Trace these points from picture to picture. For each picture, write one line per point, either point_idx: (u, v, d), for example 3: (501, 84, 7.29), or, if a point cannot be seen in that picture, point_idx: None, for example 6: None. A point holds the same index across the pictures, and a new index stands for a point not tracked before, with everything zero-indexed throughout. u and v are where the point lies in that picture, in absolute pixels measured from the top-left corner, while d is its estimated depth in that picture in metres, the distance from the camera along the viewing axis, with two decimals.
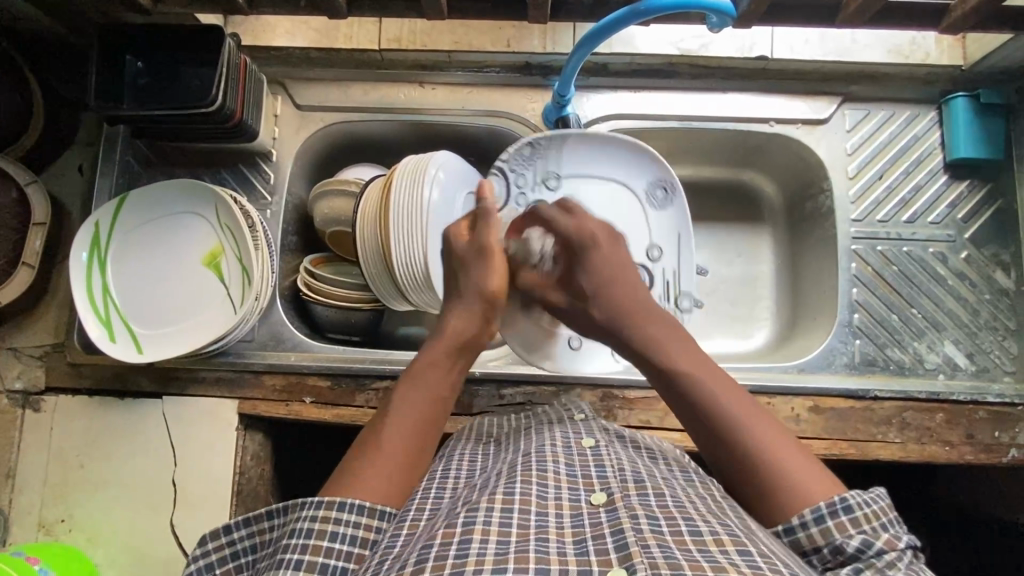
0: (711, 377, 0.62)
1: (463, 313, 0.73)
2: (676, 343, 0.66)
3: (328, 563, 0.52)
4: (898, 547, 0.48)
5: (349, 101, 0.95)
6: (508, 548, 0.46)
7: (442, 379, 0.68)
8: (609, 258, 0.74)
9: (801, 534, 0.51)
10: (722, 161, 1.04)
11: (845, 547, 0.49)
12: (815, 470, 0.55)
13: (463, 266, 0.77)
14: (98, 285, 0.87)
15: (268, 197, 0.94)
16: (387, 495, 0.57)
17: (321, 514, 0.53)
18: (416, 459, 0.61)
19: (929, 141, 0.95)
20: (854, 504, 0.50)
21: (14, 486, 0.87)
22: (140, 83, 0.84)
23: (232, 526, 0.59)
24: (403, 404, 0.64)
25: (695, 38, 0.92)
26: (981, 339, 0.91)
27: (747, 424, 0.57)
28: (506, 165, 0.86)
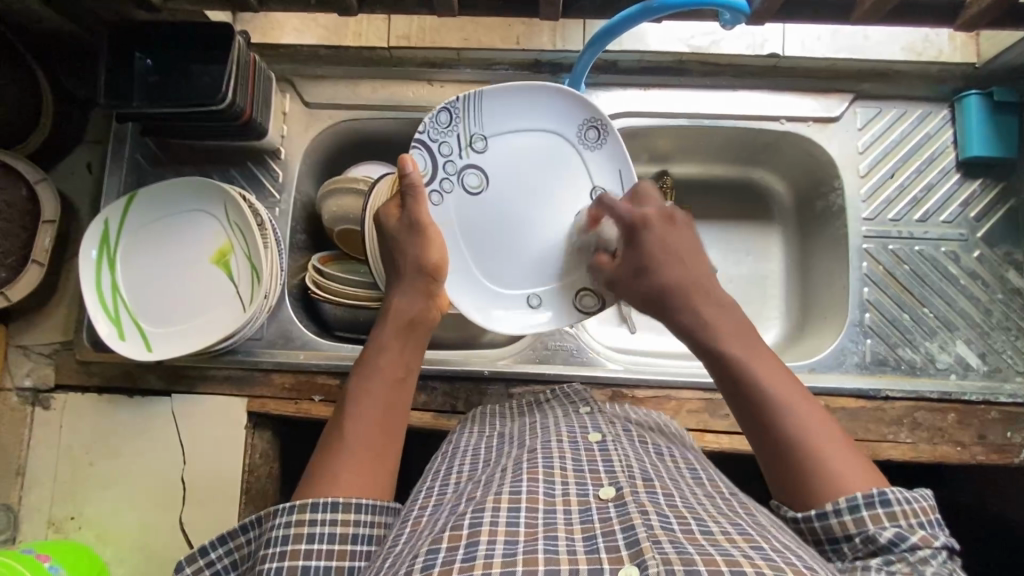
0: (761, 361, 0.63)
1: (410, 293, 0.72)
2: (726, 318, 0.67)
3: (310, 564, 0.54)
4: (933, 546, 0.51)
5: (357, 98, 0.94)
6: (516, 548, 0.46)
7: (396, 361, 0.68)
8: (665, 246, 0.72)
9: (834, 520, 0.53)
10: (731, 159, 1.03)
11: (878, 538, 0.51)
12: (852, 458, 0.57)
13: (397, 246, 0.74)
14: (107, 283, 0.87)
15: (277, 195, 0.94)
16: (365, 489, 0.59)
17: (296, 518, 0.55)
18: (386, 445, 0.62)
19: (941, 140, 0.94)
20: (892, 499, 0.53)
21: (24, 483, 0.87)
22: (150, 80, 0.84)
23: (207, 547, 0.59)
24: (361, 398, 0.65)
25: (705, 35, 0.92)
26: (994, 339, 0.90)
27: (788, 405, 0.59)
28: (425, 136, 0.78)
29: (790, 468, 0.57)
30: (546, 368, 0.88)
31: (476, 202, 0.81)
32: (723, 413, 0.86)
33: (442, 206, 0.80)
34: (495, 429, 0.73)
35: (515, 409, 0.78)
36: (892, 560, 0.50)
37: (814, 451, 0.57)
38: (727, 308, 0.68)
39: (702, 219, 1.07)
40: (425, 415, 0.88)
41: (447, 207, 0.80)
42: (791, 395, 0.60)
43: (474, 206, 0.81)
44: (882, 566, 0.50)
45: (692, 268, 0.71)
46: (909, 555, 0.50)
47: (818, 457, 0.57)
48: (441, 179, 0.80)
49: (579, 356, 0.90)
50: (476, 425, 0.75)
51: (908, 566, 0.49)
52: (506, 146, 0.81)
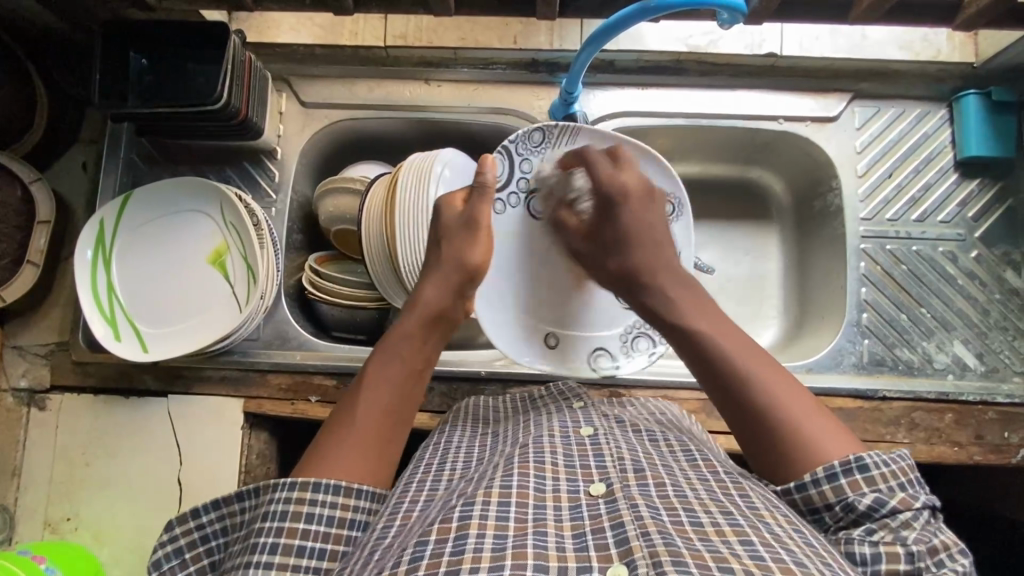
0: (727, 338, 0.61)
1: (444, 284, 0.70)
2: (692, 295, 0.66)
3: (305, 545, 0.53)
4: (913, 508, 0.50)
5: (354, 98, 0.94)
6: (505, 543, 0.45)
7: (415, 351, 0.66)
8: (637, 220, 0.71)
9: (814, 491, 0.53)
10: (729, 159, 1.03)
11: (857, 505, 0.51)
12: (829, 426, 0.56)
13: (446, 238, 0.72)
14: (103, 283, 0.87)
15: (273, 195, 0.94)
16: (364, 473, 0.57)
17: (296, 497, 0.54)
18: (393, 431, 0.61)
19: (940, 139, 0.94)
20: (870, 464, 0.52)
21: (20, 484, 0.87)
22: (144, 80, 0.84)
23: (199, 510, 0.59)
24: (373, 380, 0.63)
25: (703, 34, 0.93)
26: (992, 339, 0.90)
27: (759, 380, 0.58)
28: (512, 146, 0.77)
29: (768, 442, 0.56)
30: (543, 368, 0.88)
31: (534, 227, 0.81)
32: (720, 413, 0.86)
33: (504, 218, 0.80)
34: (489, 429, 0.72)
35: (509, 406, 0.77)
36: (873, 528, 0.50)
37: (791, 420, 0.56)
38: (691, 285, 0.68)
39: (700, 219, 1.06)
40: (422, 415, 0.87)
41: (507, 220, 0.80)
42: (761, 366, 0.59)
43: (530, 231, 0.81)
44: (864, 537, 0.50)
45: (659, 241, 0.71)
46: (890, 521, 0.50)
47: (797, 427, 0.55)
48: (507, 192, 0.79)
49: None
50: (467, 423, 0.74)
51: (890, 533, 0.49)
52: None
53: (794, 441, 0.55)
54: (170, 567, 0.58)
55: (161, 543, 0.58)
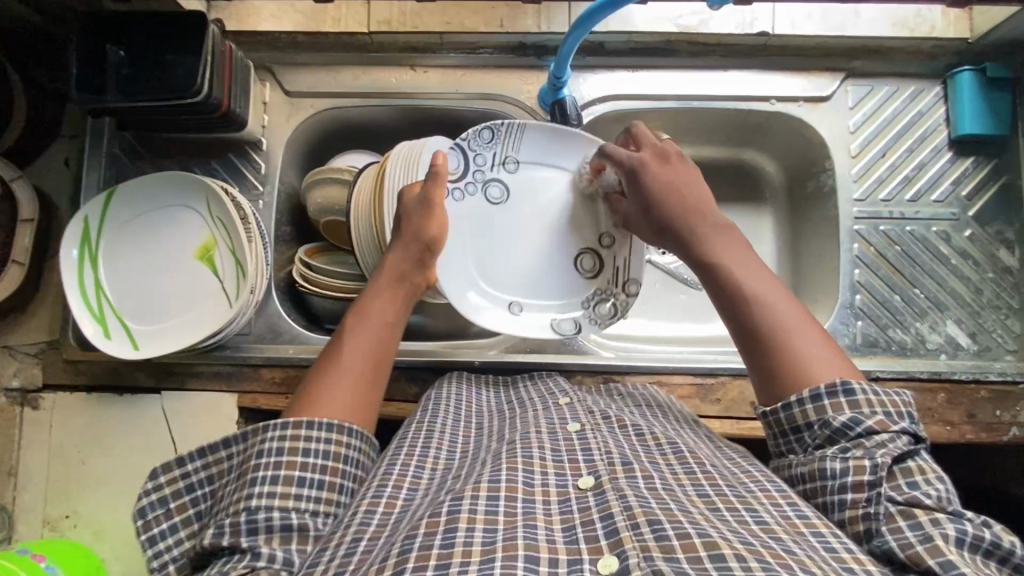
0: (738, 260, 0.63)
1: (409, 250, 0.72)
2: (721, 236, 0.66)
3: (304, 477, 0.54)
4: (890, 430, 0.52)
5: (339, 86, 0.92)
6: (496, 535, 0.45)
7: (391, 308, 0.69)
8: (660, 181, 0.71)
9: (797, 410, 0.55)
10: (721, 142, 1.02)
11: (834, 423, 0.53)
12: (822, 345, 0.58)
13: (402, 218, 0.73)
14: (90, 281, 0.86)
15: (260, 187, 0.93)
16: (354, 414, 0.60)
17: (290, 435, 0.55)
18: (376, 381, 0.64)
19: (934, 117, 0.93)
20: (855, 389, 0.54)
21: (16, 483, 0.87)
22: (122, 73, 0.80)
23: (185, 459, 0.58)
24: (355, 335, 0.65)
25: (694, 14, 0.90)
26: (984, 318, 0.90)
27: (766, 302, 0.60)
28: (464, 143, 0.80)
29: (776, 377, 0.57)
30: (537, 357, 0.88)
31: (493, 210, 0.83)
32: (714, 397, 0.86)
33: (461, 205, 0.81)
34: (471, 418, 0.71)
35: (492, 401, 0.77)
36: (848, 446, 0.52)
37: (778, 331, 0.58)
38: (733, 233, 0.66)
39: None
40: (413, 406, 0.87)
41: (464, 206, 0.82)
42: (778, 304, 0.60)
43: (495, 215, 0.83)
44: (837, 453, 0.52)
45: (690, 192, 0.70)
46: (865, 440, 0.51)
47: (799, 355, 0.57)
48: (463, 182, 0.81)
49: (570, 344, 0.90)
50: (448, 399, 0.73)
51: (862, 451, 0.51)
52: (537, 179, 0.84)
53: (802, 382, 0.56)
54: (154, 517, 0.57)
55: (145, 490, 0.57)
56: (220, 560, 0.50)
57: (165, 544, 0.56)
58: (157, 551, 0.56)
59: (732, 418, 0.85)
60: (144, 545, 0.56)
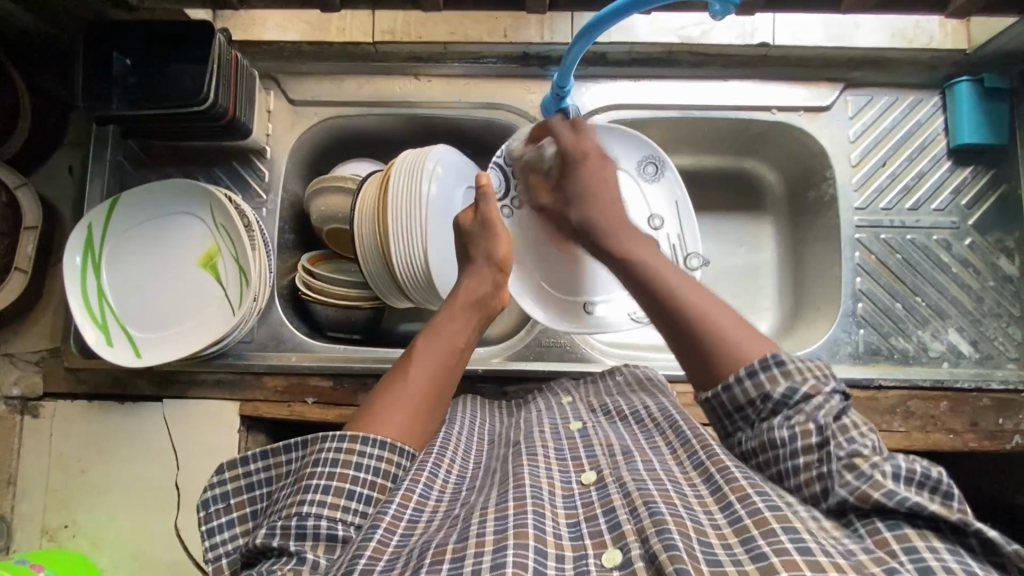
0: (647, 253, 0.65)
1: (478, 274, 0.73)
2: (632, 236, 0.68)
3: (354, 490, 0.53)
4: (823, 392, 0.52)
5: (343, 95, 0.93)
6: (507, 522, 0.44)
7: (462, 331, 0.67)
8: (592, 178, 0.73)
9: (737, 389, 0.54)
10: (723, 150, 1.03)
11: (773, 395, 0.52)
12: (739, 321, 0.58)
13: (470, 246, 0.75)
14: (93, 288, 0.85)
15: (263, 196, 0.93)
16: (408, 436, 0.58)
17: (347, 447, 0.55)
18: (435, 401, 0.62)
19: (933, 127, 0.93)
20: (787, 361, 0.53)
21: (16, 492, 0.86)
22: (128, 81, 0.82)
23: (249, 458, 0.58)
24: (425, 352, 0.64)
25: (695, 25, 0.90)
26: (986, 326, 0.91)
27: (676, 286, 0.60)
28: (502, 160, 0.86)
29: (698, 346, 0.57)
30: (541, 365, 0.88)
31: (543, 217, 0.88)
32: None
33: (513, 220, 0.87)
34: (484, 428, 0.71)
35: (501, 411, 0.78)
36: (791, 414, 0.51)
37: (696, 312, 0.58)
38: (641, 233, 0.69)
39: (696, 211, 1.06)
40: None
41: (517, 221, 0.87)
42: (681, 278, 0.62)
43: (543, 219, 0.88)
44: (783, 421, 0.51)
45: (612, 195, 0.72)
46: (804, 405, 0.51)
47: (723, 333, 0.57)
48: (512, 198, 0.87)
49: (573, 352, 0.90)
50: (464, 410, 0.73)
51: (804, 416, 0.50)
52: None
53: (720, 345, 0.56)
54: (215, 510, 0.57)
55: (210, 484, 0.57)
56: (267, 561, 0.50)
57: (222, 539, 0.57)
58: (214, 544, 0.56)
59: None
60: (203, 537, 0.56)
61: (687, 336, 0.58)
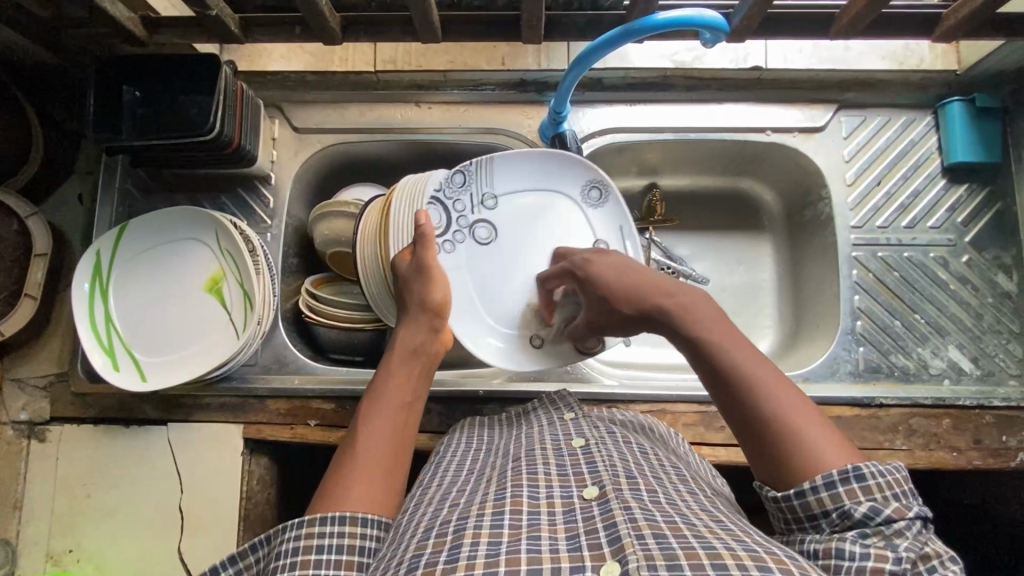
0: (719, 330, 0.58)
1: (416, 323, 0.72)
2: (700, 308, 0.60)
3: (319, 575, 0.51)
4: (907, 517, 0.47)
5: (346, 122, 0.95)
6: (499, 549, 0.45)
7: (404, 391, 0.66)
8: (612, 269, 0.70)
9: (811, 498, 0.49)
10: (720, 171, 1.04)
11: (854, 513, 0.48)
12: (820, 427, 0.52)
13: (404, 286, 0.75)
14: (101, 314, 0.87)
15: (268, 220, 0.95)
16: (368, 504, 0.55)
17: (305, 532, 0.52)
18: (395, 467, 0.59)
19: (926, 146, 0.95)
20: (867, 473, 0.49)
21: (22, 516, 0.87)
22: (137, 112, 0.84)
23: (217, 567, 0.56)
24: (368, 420, 0.62)
25: (688, 51, 0.92)
26: (986, 342, 0.91)
27: (749, 369, 0.55)
28: (439, 194, 0.82)
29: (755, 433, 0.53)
30: (541, 385, 0.88)
31: (486, 251, 0.85)
32: (719, 424, 0.86)
33: (455, 254, 0.84)
34: (483, 445, 0.71)
35: (505, 421, 0.78)
36: (867, 533, 0.47)
37: (768, 404, 0.53)
38: (704, 296, 0.62)
39: (694, 230, 1.07)
40: (420, 436, 0.87)
41: (459, 254, 0.84)
42: (748, 359, 0.56)
43: (483, 256, 0.85)
44: (857, 539, 0.47)
45: (644, 275, 0.67)
46: (885, 529, 0.47)
47: (801, 436, 0.51)
48: (451, 233, 0.84)
49: (573, 372, 0.90)
50: (459, 442, 0.73)
51: (884, 540, 0.46)
52: (520, 204, 0.86)
53: (788, 435, 0.51)
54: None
55: None
56: None
57: None
58: None
59: (738, 446, 0.85)
60: None
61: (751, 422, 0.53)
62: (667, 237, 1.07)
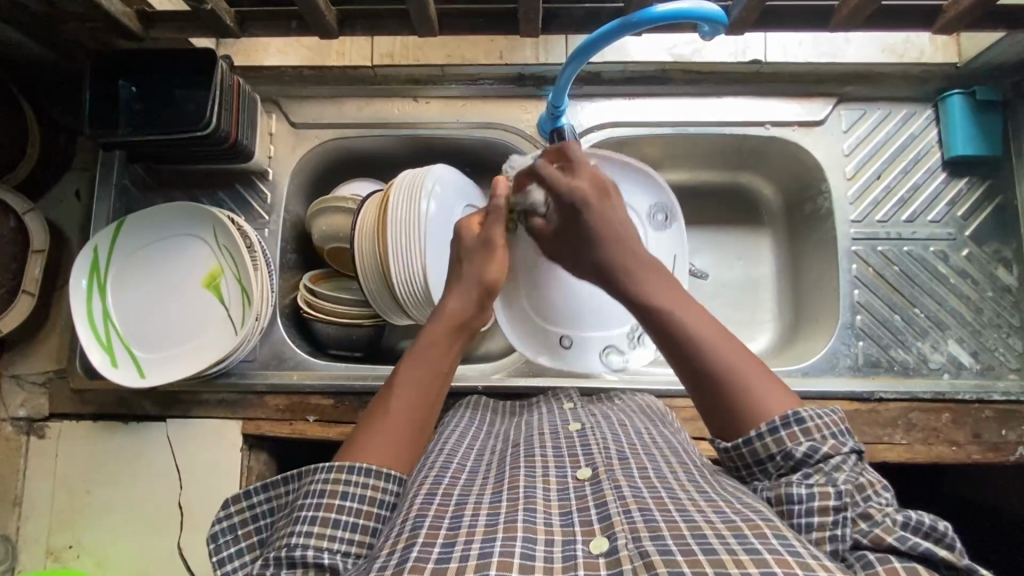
0: (656, 285, 0.63)
1: (466, 294, 0.69)
2: (646, 271, 0.64)
3: (339, 518, 0.52)
4: (842, 452, 0.51)
5: (343, 117, 0.95)
6: (497, 519, 0.45)
7: (442, 358, 0.64)
8: (603, 218, 0.68)
9: (759, 443, 0.53)
10: (718, 165, 1.04)
11: (795, 453, 0.51)
12: (761, 373, 0.56)
13: (465, 257, 0.72)
14: (99, 310, 0.87)
15: (266, 216, 0.94)
16: (394, 464, 0.56)
17: (333, 476, 0.53)
18: (422, 435, 0.59)
19: (926, 140, 0.94)
20: (807, 417, 0.52)
21: (21, 512, 0.87)
22: (134, 108, 0.84)
23: (250, 491, 0.59)
24: (404, 385, 0.61)
25: (688, 44, 0.92)
26: (986, 337, 0.90)
27: (680, 319, 0.59)
28: (520, 169, 0.87)
29: (712, 392, 0.55)
30: (539, 380, 0.88)
31: None
32: None
33: None
34: (485, 424, 0.73)
35: (506, 410, 0.79)
36: (809, 472, 0.50)
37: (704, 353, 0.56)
38: (659, 267, 0.65)
39: (693, 225, 1.07)
40: None
41: None
42: (716, 337, 0.57)
43: None
44: (802, 479, 0.50)
45: (619, 230, 0.68)
46: (824, 465, 0.50)
47: (739, 382, 0.55)
48: None
49: (572, 368, 0.90)
50: (462, 416, 0.73)
51: (823, 476, 0.49)
52: None
53: (723, 382, 0.55)
54: (225, 543, 0.58)
55: (218, 517, 0.58)
56: None
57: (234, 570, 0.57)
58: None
59: None
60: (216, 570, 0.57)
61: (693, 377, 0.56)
62: None
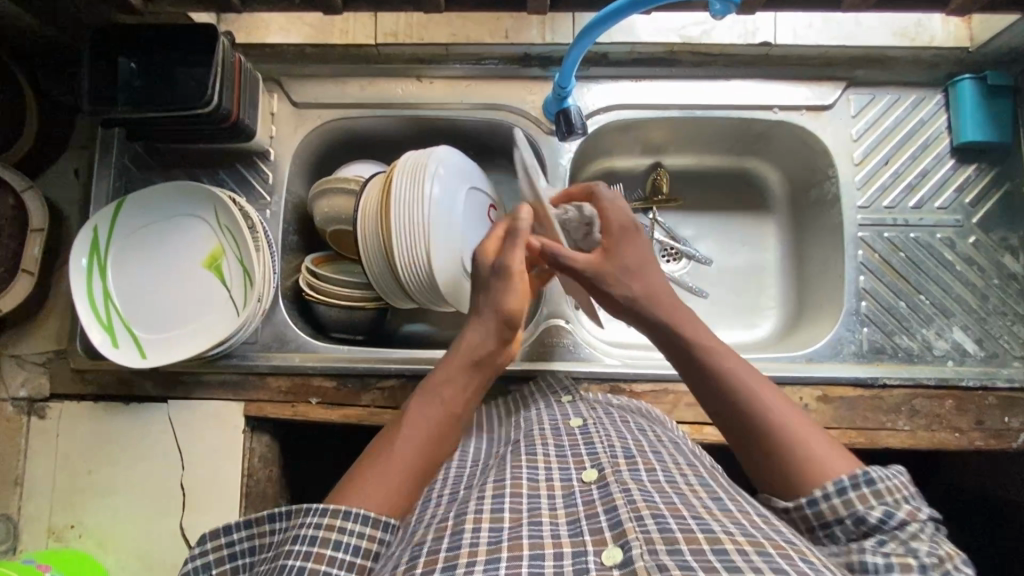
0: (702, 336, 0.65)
1: (482, 325, 0.67)
2: (689, 322, 0.67)
3: (329, 570, 0.50)
4: (919, 518, 0.53)
5: (346, 97, 0.93)
6: (501, 535, 0.46)
7: (455, 397, 0.64)
8: (637, 254, 0.69)
9: (825, 505, 0.55)
10: (722, 149, 1.03)
11: (869, 518, 0.53)
12: (816, 435, 0.59)
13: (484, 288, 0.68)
14: (99, 290, 0.86)
15: (267, 197, 0.93)
16: (386, 506, 0.55)
17: (327, 522, 0.52)
18: (424, 475, 0.59)
19: (935, 126, 0.93)
20: (876, 477, 0.54)
21: (23, 492, 0.87)
22: (134, 85, 0.82)
23: (232, 527, 0.58)
24: (413, 422, 0.61)
25: (696, 26, 0.93)
26: (990, 324, 0.90)
27: (730, 374, 0.63)
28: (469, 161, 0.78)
29: (772, 448, 0.59)
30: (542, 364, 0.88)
31: None
32: None
33: None
34: (485, 431, 0.73)
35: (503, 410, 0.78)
36: (884, 539, 0.52)
37: (761, 411, 0.60)
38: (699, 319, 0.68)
39: (697, 211, 1.06)
40: None
41: None
42: (772, 403, 0.61)
43: None
44: (876, 546, 0.51)
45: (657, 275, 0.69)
46: (900, 532, 0.52)
47: (799, 444, 0.58)
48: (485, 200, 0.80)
49: (575, 351, 0.90)
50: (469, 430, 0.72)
51: (900, 544, 0.51)
52: None
53: (784, 440, 0.59)
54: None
55: (192, 555, 0.57)
56: None
57: None
58: None
59: None
60: None
61: (753, 432, 0.60)
62: (670, 218, 1.06)
